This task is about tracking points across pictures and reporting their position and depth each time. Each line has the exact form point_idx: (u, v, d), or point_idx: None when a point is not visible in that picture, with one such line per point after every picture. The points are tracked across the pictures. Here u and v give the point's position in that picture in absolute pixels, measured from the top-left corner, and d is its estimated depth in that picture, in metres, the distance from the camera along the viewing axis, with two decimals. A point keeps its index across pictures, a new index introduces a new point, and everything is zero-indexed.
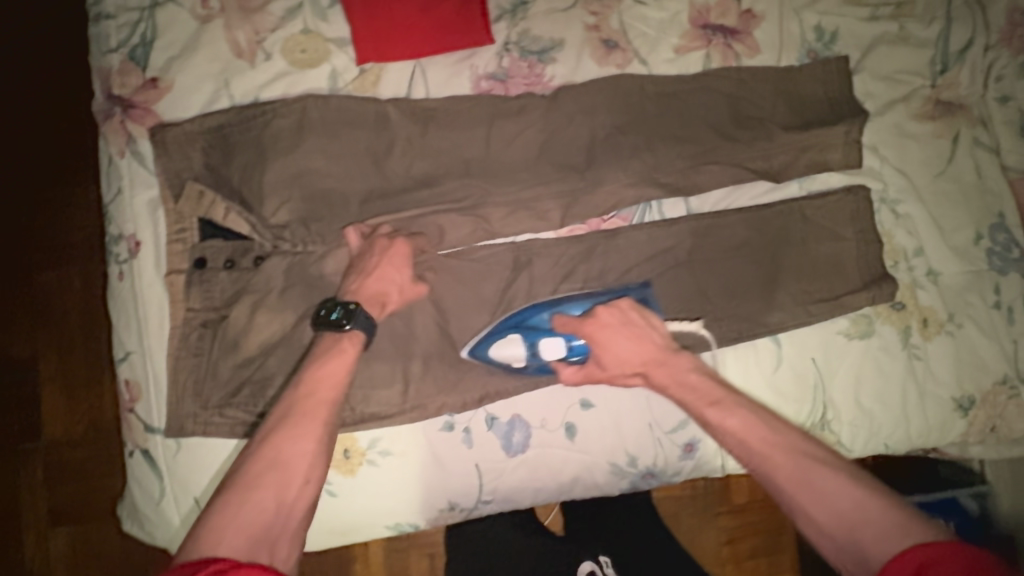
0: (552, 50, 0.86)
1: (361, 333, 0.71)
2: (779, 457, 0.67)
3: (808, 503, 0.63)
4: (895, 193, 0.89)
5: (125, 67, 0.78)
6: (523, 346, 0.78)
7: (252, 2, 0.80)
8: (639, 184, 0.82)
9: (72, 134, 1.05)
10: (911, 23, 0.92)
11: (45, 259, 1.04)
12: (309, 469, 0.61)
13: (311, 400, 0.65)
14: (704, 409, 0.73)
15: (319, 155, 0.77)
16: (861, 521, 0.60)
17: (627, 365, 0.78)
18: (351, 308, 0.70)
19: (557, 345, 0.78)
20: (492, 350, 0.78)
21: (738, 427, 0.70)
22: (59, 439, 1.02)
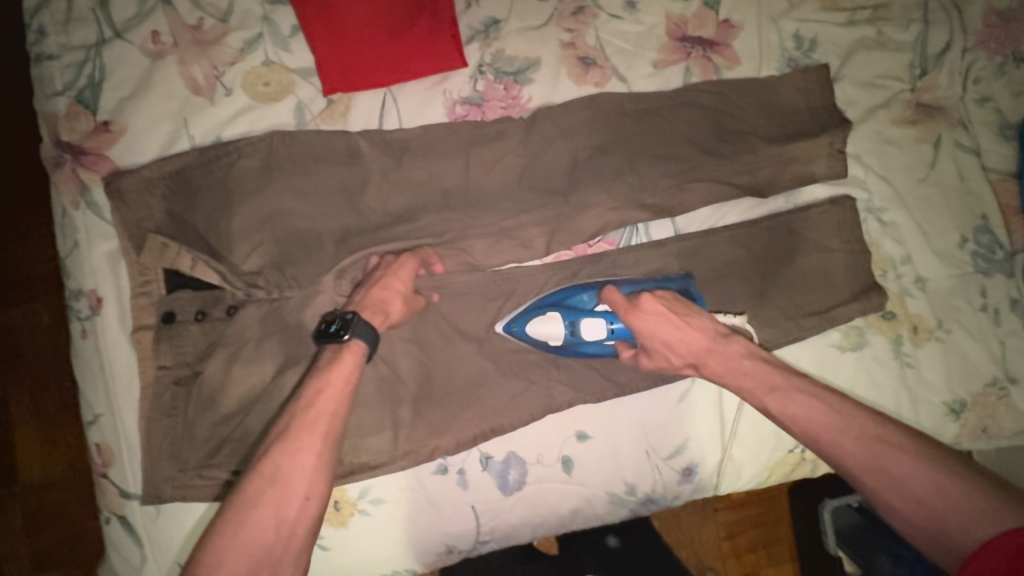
0: (528, 70, 0.83)
1: (364, 344, 0.65)
2: (850, 444, 0.64)
3: (887, 491, 0.62)
4: (880, 201, 0.88)
5: (73, 111, 0.73)
6: (562, 328, 0.75)
7: (208, 35, 0.76)
8: (624, 208, 0.80)
9: (25, 169, 0.98)
10: (889, 27, 0.91)
11: (9, 298, 0.98)
12: (308, 485, 0.57)
13: (316, 409, 0.60)
14: (763, 398, 0.70)
15: (290, 195, 0.73)
16: (944, 509, 0.59)
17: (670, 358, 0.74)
18: (349, 316, 0.65)
19: (596, 329, 0.76)
20: (529, 327, 0.76)
21: (803, 413, 0.68)
22: (40, 483, 0.97)
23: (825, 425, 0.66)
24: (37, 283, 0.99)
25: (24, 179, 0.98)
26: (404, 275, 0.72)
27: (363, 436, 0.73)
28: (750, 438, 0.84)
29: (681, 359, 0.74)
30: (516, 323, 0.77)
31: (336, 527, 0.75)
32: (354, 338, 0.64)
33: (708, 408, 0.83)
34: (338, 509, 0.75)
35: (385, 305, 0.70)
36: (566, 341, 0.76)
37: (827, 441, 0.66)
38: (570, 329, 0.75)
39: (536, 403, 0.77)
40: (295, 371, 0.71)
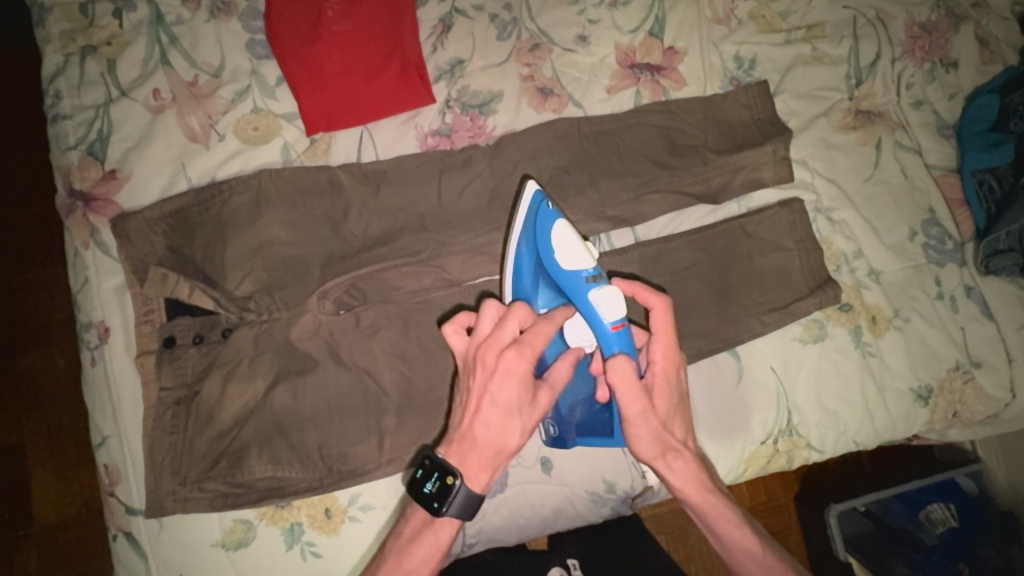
0: (492, 102, 0.91)
1: (475, 486, 0.61)
2: (767, 559, 0.69)
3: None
4: (828, 202, 0.94)
5: (85, 162, 0.81)
6: (583, 266, 0.67)
7: (203, 89, 0.85)
8: (586, 220, 0.87)
9: (44, 223, 1.08)
10: (823, 43, 0.99)
11: (27, 341, 1.05)
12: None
13: None
14: (717, 517, 0.70)
15: (278, 225, 0.81)
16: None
17: (650, 440, 0.66)
18: (449, 466, 0.60)
19: (607, 317, 0.64)
20: (562, 229, 0.68)
21: (737, 533, 0.70)
22: (54, 521, 1.02)
23: (695, 483, 0.69)
24: (53, 327, 1.07)
25: (43, 230, 1.08)
26: (519, 409, 0.60)
27: (351, 445, 0.78)
28: (720, 430, 0.88)
29: (679, 437, 0.69)
30: (544, 202, 0.72)
31: (328, 535, 0.79)
32: (453, 517, 0.62)
33: None
34: (328, 516, 0.79)
35: (489, 443, 0.61)
36: (565, 271, 0.67)
37: (700, 509, 0.70)
38: (584, 278, 0.66)
39: None
40: (286, 384, 0.77)
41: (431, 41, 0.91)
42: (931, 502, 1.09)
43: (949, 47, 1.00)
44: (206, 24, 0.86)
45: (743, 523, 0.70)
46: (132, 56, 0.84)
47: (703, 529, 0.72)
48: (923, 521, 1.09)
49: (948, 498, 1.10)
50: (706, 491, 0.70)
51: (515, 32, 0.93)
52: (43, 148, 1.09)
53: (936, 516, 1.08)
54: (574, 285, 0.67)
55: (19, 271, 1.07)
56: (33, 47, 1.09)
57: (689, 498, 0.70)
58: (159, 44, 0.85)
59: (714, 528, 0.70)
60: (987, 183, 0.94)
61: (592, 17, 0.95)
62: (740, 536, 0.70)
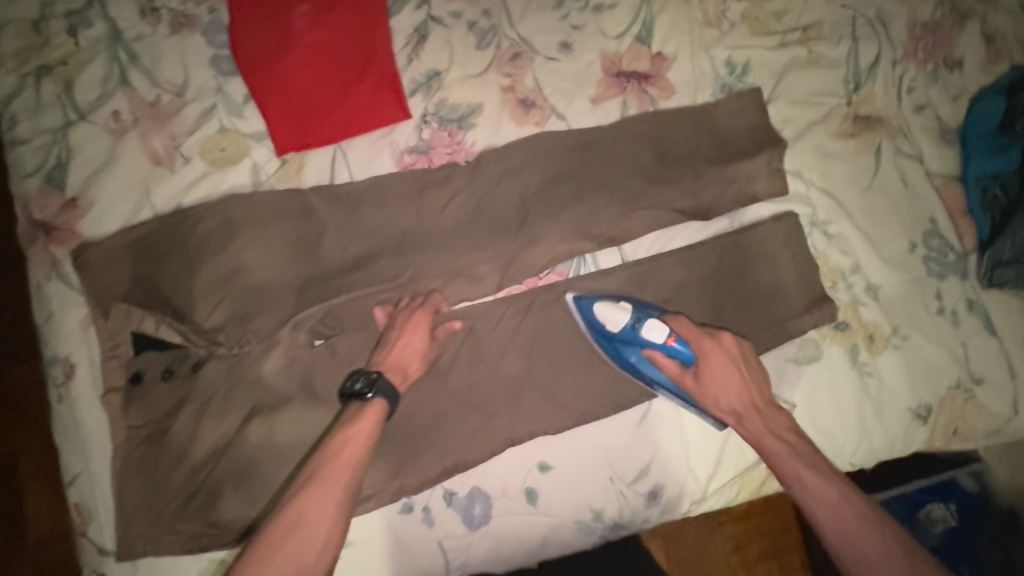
0: (471, 115, 0.87)
1: (384, 402, 0.70)
2: (844, 512, 0.67)
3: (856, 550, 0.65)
4: (825, 214, 0.90)
5: (44, 190, 0.77)
6: (625, 322, 0.79)
7: (166, 109, 0.81)
8: (571, 239, 0.83)
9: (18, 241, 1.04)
10: (820, 45, 0.94)
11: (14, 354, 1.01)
12: (328, 532, 0.61)
13: (341, 459, 0.65)
14: (793, 465, 0.72)
15: (248, 253, 0.77)
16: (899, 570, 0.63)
17: (728, 397, 0.78)
18: (372, 375, 0.71)
19: (657, 338, 0.77)
20: (597, 307, 0.80)
21: (809, 479, 0.71)
22: (48, 536, 0.98)
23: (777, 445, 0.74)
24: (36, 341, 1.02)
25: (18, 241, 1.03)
26: (418, 331, 0.76)
27: None
28: (713, 457, 0.85)
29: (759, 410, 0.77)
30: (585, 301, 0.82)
31: None
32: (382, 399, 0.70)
33: (668, 431, 0.84)
34: None
35: (404, 364, 0.75)
36: (620, 333, 0.79)
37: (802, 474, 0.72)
38: (632, 328, 0.78)
39: (498, 436, 0.80)
40: (259, 420, 0.74)
41: (406, 51, 0.86)
42: (931, 501, 1.05)
43: (952, 46, 0.95)
44: (167, 39, 0.82)
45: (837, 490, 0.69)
46: (90, 77, 0.80)
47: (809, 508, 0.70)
48: (923, 519, 1.04)
49: (948, 498, 1.05)
50: (774, 442, 0.74)
51: (494, 40, 0.88)
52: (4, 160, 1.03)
53: (936, 515, 1.04)
54: (632, 337, 0.79)
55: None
56: None
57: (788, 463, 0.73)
58: (118, 63, 0.80)
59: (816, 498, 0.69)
60: (991, 191, 0.89)
61: (575, 22, 0.90)
62: (820, 487, 0.70)
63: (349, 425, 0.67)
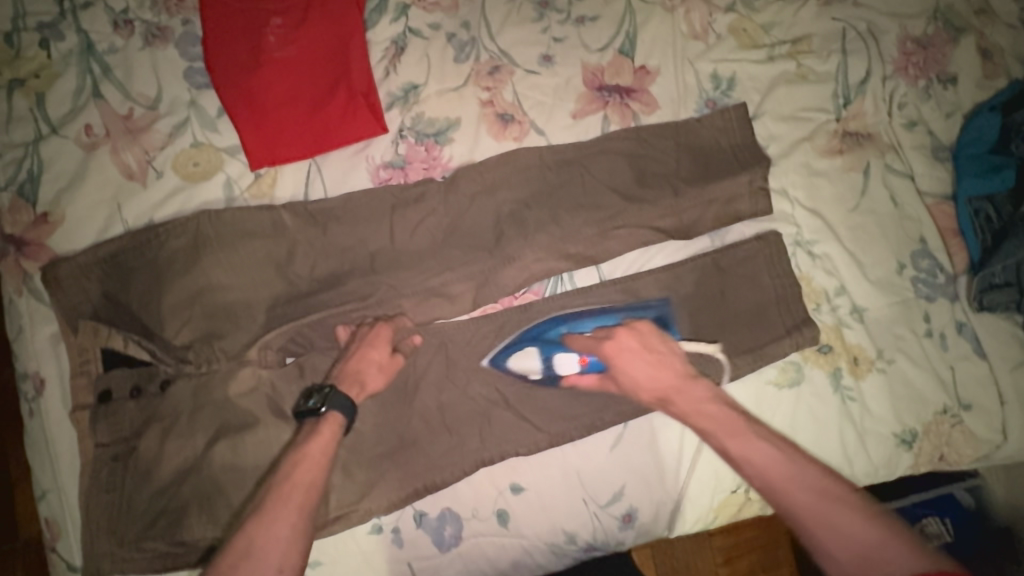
0: (449, 130, 0.85)
1: (340, 416, 0.70)
2: (798, 490, 0.64)
3: (828, 539, 0.60)
4: (810, 234, 0.88)
5: (15, 205, 0.77)
6: (536, 362, 0.82)
7: (138, 123, 0.80)
8: (546, 258, 0.82)
9: None
10: (809, 59, 0.91)
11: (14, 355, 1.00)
12: (281, 554, 0.59)
13: (293, 480, 0.64)
14: (726, 439, 0.70)
15: (219, 270, 0.77)
16: (875, 553, 0.58)
17: (644, 387, 0.77)
18: (327, 390, 0.71)
19: (569, 367, 0.81)
20: (511, 361, 0.82)
21: (760, 458, 0.67)
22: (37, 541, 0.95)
23: (768, 464, 0.67)
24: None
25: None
26: (380, 345, 0.76)
27: None
28: (691, 480, 0.83)
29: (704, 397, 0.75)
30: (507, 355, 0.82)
31: None
32: (338, 412, 0.70)
33: (642, 453, 0.82)
34: None
35: (361, 376, 0.74)
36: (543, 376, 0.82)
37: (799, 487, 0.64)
38: (542, 369, 0.82)
39: (470, 456, 0.79)
40: (226, 441, 0.73)
41: (383, 65, 0.85)
42: (927, 516, 0.98)
43: (947, 61, 0.92)
44: (140, 52, 0.81)
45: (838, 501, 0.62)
46: (62, 90, 0.79)
47: (809, 538, 0.62)
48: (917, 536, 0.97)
49: (944, 513, 0.98)
50: (706, 419, 0.73)
51: (473, 53, 0.87)
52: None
53: (930, 531, 0.97)
54: (553, 375, 0.82)
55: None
56: None
57: (778, 482, 0.65)
58: (90, 76, 0.80)
59: (813, 525, 0.61)
60: (983, 212, 0.87)
61: (556, 34, 0.89)
62: (816, 503, 0.62)
63: (301, 446, 0.67)
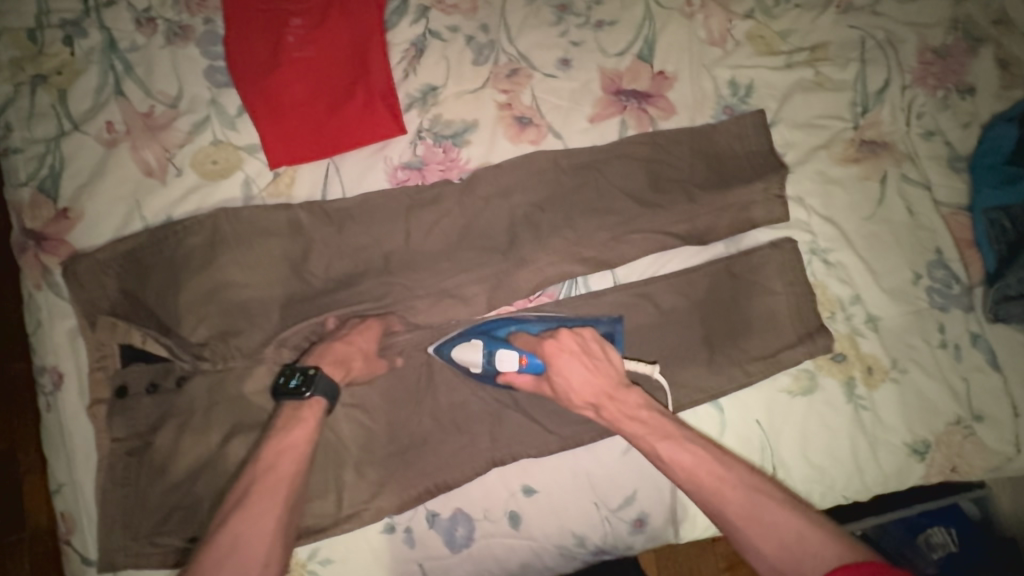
0: (466, 132, 0.86)
1: (323, 400, 0.71)
2: (729, 492, 0.64)
3: (756, 537, 0.62)
4: (825, 242, 0.88)
5: (36, 200, 0.78)
6: (478, 355, 0.77)
7: (158, 120, 0.80)
8: (561, 262, 0.82)
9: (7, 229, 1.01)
10: (827, 67, 0.91)
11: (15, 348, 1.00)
12: (268, 551, 0.61)
13: (275, 473, 0.65)
14: (654, 444, 0.69)
15: (236, 269, 0.77)
16: (803, 548, 0.60)
17: (578, 393, 0.74)
18: (311, 372, 0.70)
19: (510, 364, 0.75)
20: (454, 351, 0.78)
21: (687, 462, 0.67)
22: (45, 529, 0.97)
23: (693, 466, 0.66)
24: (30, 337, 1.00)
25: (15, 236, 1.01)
26: (368, 337, 0.77)
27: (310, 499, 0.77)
28: None
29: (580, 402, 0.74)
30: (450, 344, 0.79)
31: None
32: (321, 395, 0.70)
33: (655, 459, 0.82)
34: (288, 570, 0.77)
35: (347, 361, 0.75)
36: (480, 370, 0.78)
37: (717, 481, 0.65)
38: (485, 361, 0.77)
39: (480, 457, 0.80)
40: (241, 438, 0.74)
41: (402, 66, 0.85)
42: (932, 525, 0.98)
43: (966, 72, 0.92)
44: (162, 50, 0.81)
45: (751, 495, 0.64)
46: (84, 86, 0.80)
47: (735, 531, 0.64)
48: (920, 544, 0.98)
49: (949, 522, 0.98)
50: (634, 426, 0.71)
51: (491, 56, 0.87)
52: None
53: (935, 541, 0.97)
54: (489, 371, 0.78)
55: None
56: None
57: (699, 478, 0.66)
58: (113, 73, 0.80)
59: (722, 513, 0.64)
60: (999, 224, 0.87)
61: (575, 38, 0.89)
62: (738, 499, 0.64)
63: (283, 433, 0.67)
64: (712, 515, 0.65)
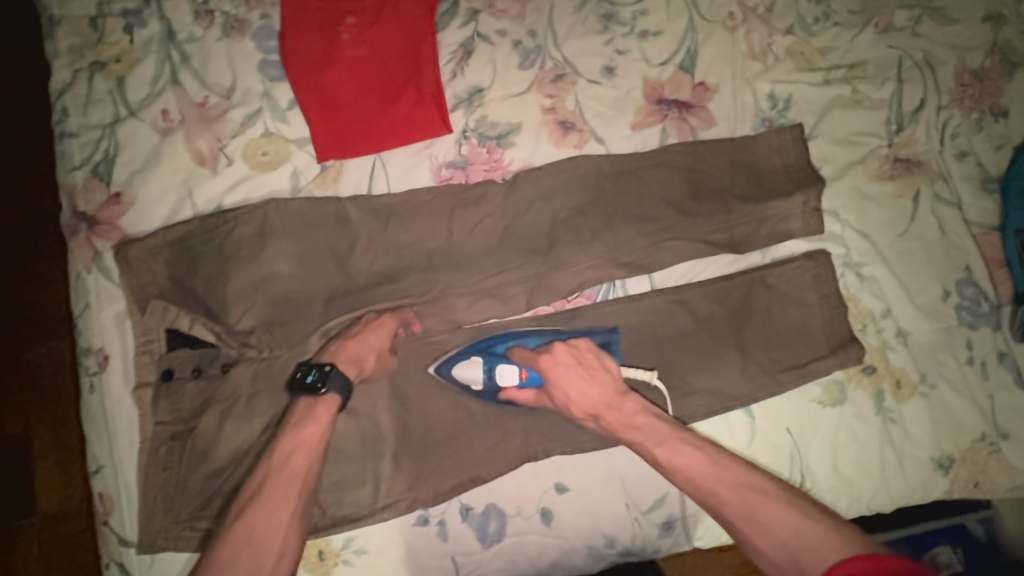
0: (510, 134, 0.87)
1: (337, 397, 0.70)
2: (724, 492, 0.65)
3: (754, 534, 0.63)
4: (858, 256, 0.89)
5: (89, 184, 0.79)
6: (476, 371, 0.78)
7: (212, 111, 0.82)
8: (601, 265, 0.83)
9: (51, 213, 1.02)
10: (864, 85, 0.93)
11: (33, 332, 1.00)
12: (282, 543, 0.61)
13: (288, 469, 0.65)
14: (651, 448, 0.71)
15: (284, 259, 0.78)
16: (799, 542, 0.60)
17: (579, 402, 0.76)
18: (326, 368, 0.70)
19: (510, 378, 0.77)
20: (455, 369, 0.79)
21: (685, 464, 0.69)
22: (57, 513, 0.97)
23: (704, 475, 0.67)
24: (54, 321, 1.01)
25: (43, 222, 1.02)
26: (381, 333, 0.78)
27: (347, 489, 0.78)
28: None
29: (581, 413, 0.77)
30: (445, 363, 0.80)
31: None
32: (335, 393, 0.70)
33: None
34: (321, 559, 0.77)
35: (360, 359, 0.75)
36: (479, 388, 0.79)
37: (706, 478, 0.67)
38: (483, 377, 0.78)
39: (514, 452, 0.81)
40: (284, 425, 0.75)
41: (450, 67, 0.87)
42: (937, 545, 0.89)
43: (1000, 95, 0.94)
44: (218, 43, 0.83)
45: (745, 492, 0.65)
46: (142, 75, 0.81)
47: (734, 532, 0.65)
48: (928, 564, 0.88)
49: (955, 542, 0.89)
50: (631, 433, 0.73)
51: (538, 60, 0.89)
52: (42, 140, 1.03)
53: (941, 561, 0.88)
54: (487, 389, 0.79)
55: (17, 264, 1.01)
56: (41, 34, 1.03)
57: (699, 481, 0.67)
58: (169, 63, 0.82)
59: (717, 507, 0.66)
60: None
61: (619, 47, 0.90)
62: (734, 498, 0.65)
63: (295, 430, 0.67)
64: (713, 513, 0.67)
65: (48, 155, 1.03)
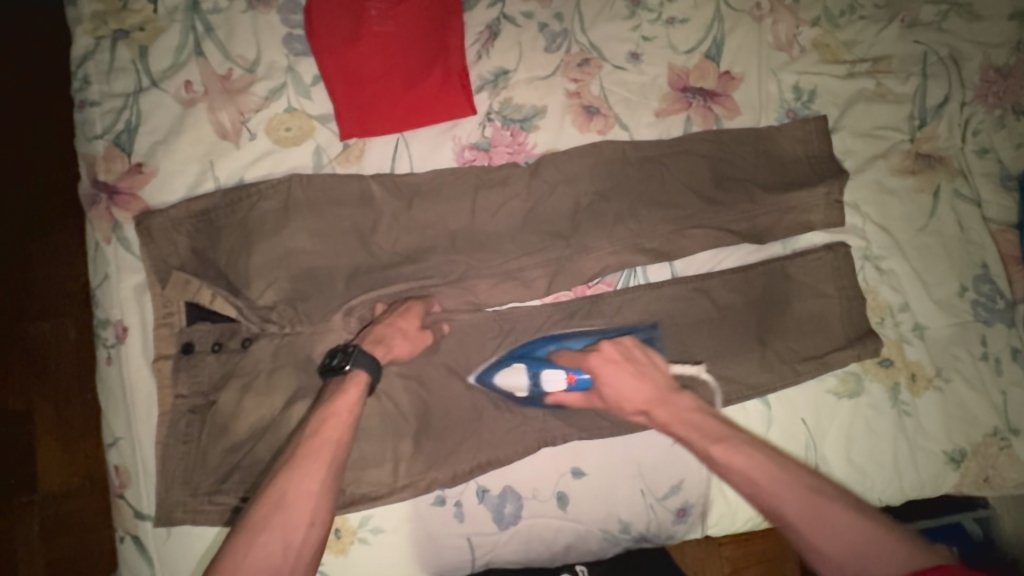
0: (535, 117, 0.87)
1: (365, 374, 0.69)
2: (782, 491, 0.64)
3: (818, 538, 0.61)
4: (878, 249, 0.90)
5: (110, 153, 0.78)
6: (521, 377, 0.79)
7: (236, 84, 0.81)
8: (623, 251, 0.83)
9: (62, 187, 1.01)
10: (888, 79, 0.93)
11: (39, 308, 0.99)
12: (313, 509, 0.60)
13: (320, 437, 0.64)
14: (709, 445, 0.71)
15: (304, 235, 0.77)
16: (868, 550, 0.59)
17: (629, 399, 0.77)
18: (350, 348, 0.70)
19: (557, 382, 0.78)
20: (497, 377, 0.80)
21: (744, 464, 0.68)
22: (57, 492, 0.96)
23: (761, 471, 0.66)
24: (59, 297, 1.00)
25: (52, 196, 1.01)
26: (409, 316, 0.77)
27: (365, 468, 0.77)
28: None
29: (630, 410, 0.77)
30: (486, 372, 0.81)
31: (336, 555, 0.77)
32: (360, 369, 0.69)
33: None
34: (338, 536, 0.78)
35: (386, 339, 0.74)
36: (525, 395, 0.80)
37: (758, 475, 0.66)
38: (529, 383, 0.79)
39: (532, 436, 0.81)
40: (304, 402, 0.74)
41: (476, 48, 0.86)
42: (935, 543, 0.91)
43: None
44: (243, 15, 0.82)
45: (805, 491, 0.64)
46: (165, 44, 0.80)
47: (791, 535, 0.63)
48: None
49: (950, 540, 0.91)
50: (686, 428, 0.73)
51: (564, 44, 0.88)
52: (57, 111, 1.02)
53: None
54: (534, 395, 0.80)
55: (25, 237, 1.00)
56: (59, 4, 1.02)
57: (756, 481, 0.66)
58: (194, 33, 0.81)
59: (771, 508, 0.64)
60: None
61: (646, 33, 0.90)
62: (792, 497, 0.64)
63: (330, 403, 0.67)
64: (766, 513, 0.65)
65: (61, 128, 1.01)
